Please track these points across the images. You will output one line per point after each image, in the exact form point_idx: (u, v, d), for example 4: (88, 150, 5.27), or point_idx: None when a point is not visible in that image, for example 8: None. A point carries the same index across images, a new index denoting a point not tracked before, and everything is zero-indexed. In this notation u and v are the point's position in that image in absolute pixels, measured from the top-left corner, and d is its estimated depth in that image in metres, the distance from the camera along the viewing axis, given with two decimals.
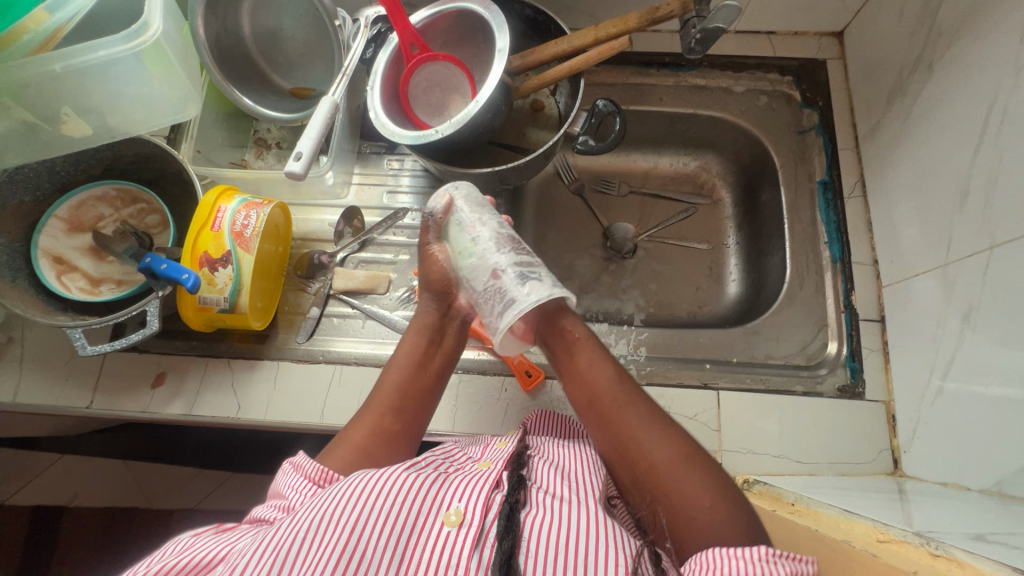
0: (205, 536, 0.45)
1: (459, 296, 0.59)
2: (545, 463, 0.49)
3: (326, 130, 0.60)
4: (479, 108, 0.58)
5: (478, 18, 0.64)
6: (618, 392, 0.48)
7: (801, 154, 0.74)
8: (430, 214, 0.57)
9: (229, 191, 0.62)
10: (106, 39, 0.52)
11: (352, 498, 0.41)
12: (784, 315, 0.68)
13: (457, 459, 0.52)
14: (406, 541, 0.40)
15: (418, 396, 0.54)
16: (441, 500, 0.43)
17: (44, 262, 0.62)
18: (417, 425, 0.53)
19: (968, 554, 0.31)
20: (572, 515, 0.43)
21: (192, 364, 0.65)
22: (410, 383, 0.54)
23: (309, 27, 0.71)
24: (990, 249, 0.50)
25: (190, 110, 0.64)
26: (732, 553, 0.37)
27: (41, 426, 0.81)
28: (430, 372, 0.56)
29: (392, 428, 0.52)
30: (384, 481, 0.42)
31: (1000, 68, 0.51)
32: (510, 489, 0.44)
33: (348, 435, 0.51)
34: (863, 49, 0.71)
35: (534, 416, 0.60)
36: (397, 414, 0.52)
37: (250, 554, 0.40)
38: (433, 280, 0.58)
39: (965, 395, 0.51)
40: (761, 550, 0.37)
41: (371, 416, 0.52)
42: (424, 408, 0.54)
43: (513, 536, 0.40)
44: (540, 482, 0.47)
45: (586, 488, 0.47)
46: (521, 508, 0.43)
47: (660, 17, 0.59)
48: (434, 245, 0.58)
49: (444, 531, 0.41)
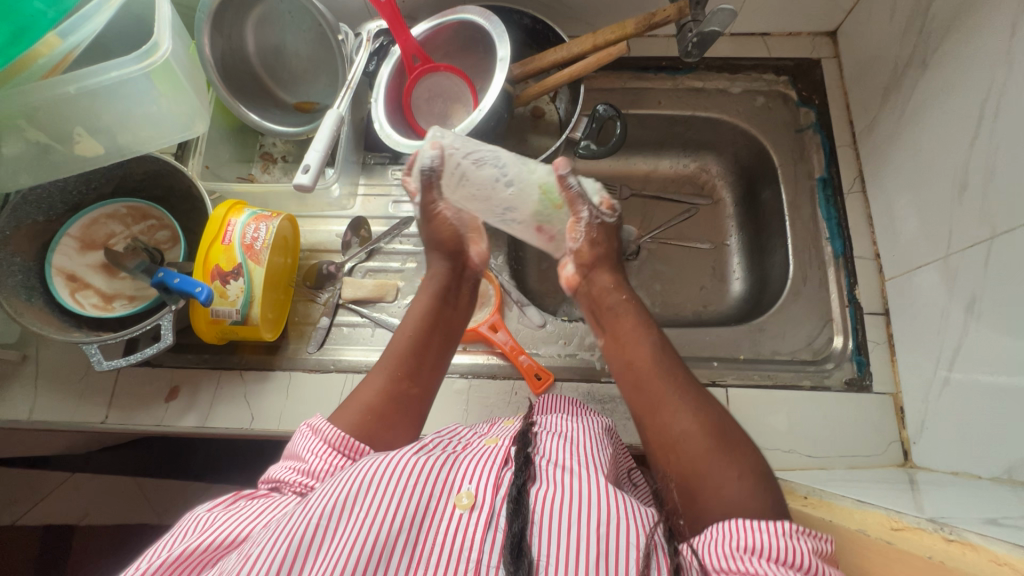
0: (221, 510, 0.46)
1: (471, 253, 0.61)
2: (551, 437, 0.50)
3: (332, 142, 0.61)
4: (481, 117, 0.60)
5: (479, 29, 0.65)
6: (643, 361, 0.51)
7: (799, 152, 0.75)
8: (427, 169, 0.54)
9: (239, 205, 0.64)
10: (118, 60, 0.53)
11: (364, 484, 0.41)
12: (789, 312, 0.68)
13: (465, 436, 0.53)
14: (419, 524, 0.41)
15: (434, 358, 0.55)
16: (452, 482, 0.43)
17: (58, 280, 0.62)
18: (432, 391, 0.54)
19: (982, 537, 0.31)
20: (579, 489, 0.43)
21: (205, 377, 0.66)
22: (423, 347, 0.54)
23: (312, 42, 0.72)
24: (990, 239, 0.51)
25: (197, 127, 0.65)
26: (755, 526, 0.38)
27: (53, 444, 0.82)
28: (444, 329, 0.57)
29: (409, 392, 0.52)
30: (392, 465, 0.43)
31: (994, 63, 0.52)
32: (517, 469, 0.44)
33: (358, 398, 0.51)
34: (856, 48, 0.72)
35: (542, 399, 0.60)
36: (413, 378, 0.53)
37: (264, 542, 0.40)
38: (443, 241, 0.59)
39: (972, 384, 0.52)
40: (785, 527, 0.38)
41: (384, 378, 0.52)
42: (437, 370, 0.55)
43: (523, 518, 0.40)
44: (545, 453, 0.47)
45: (593, 460, 0.47)
46: (529, 486, 0.43)
47: (657, 23, 0.62)
48: (444, 206, 0.58)
49: (456, 514, 0.41)
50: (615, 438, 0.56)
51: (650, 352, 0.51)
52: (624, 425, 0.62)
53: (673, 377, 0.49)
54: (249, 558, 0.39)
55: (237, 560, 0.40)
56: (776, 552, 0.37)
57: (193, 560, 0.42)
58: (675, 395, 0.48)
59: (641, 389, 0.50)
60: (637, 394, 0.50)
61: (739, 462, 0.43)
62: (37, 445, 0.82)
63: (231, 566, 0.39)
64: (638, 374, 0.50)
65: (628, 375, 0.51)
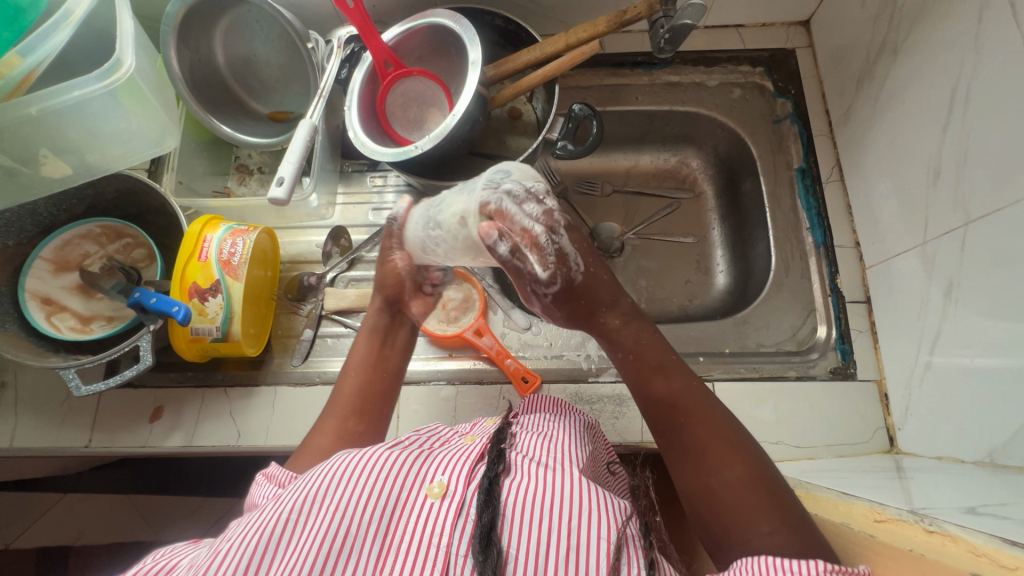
0: (183, 545, 0.44)
1: (413, 303, 0.57)
2: (529, 433, 0.49)
3: (306, 153, 0.60)
4: (456, 121, 0.58)
5: (450, 32, 0.64)
6: (683, 399, 0.47)
7: (777, 143, 0.75)
8: (392, 221, 0.54)
9: (214, 220, 0.63)
10: (80, 79, 0.52)
11: (334, 479, 0.41)
12: (773, 302, 0.69)
13: (444, 435, 0.53)
14: (390, 514, 0.40)
15: (379, 397, 0.56)
16: (425, 473, 0.43)
17: (33, 304, 0.61)
18: (381, 423, 0.55)
19: (960, 528, 0.31)
20: (553, 482, 0.42)
21: (189, 395, 0.65)
22: (368, 385, 0.55)
23: (282, 51, 0.71)
24: (965, 225, 0.51)
25: (167, 143, 0.65)
26: (789, 568, 0.35)
27: (40, 469, 0.80)
28: (386, 367, 0.57)
29: (355, 429, 0.53)
30: (366, 460, 0.42)
31: (962, 47, 0.52)
32: (490, 462, 0.43)
33: (312, 440, 0.52)
34: (829, 37, 0.72)
35: (529, 397, 0.58)
36: (361, 416, 0.54)
37: (235, 537, 0.39)
38: (385, 284, 0.55)
39: (953, 368, 0.52)
40: (818, 565, 0.35)
41: (333, 419, 0.53)
42: (386, 405, 0.56)
43: (492, 509, 0.39)
44: (520, 448, 0.46)
45: (569, 454, 0.46)
46: (502, 478, 0.42)
47: (629, 20, 0.61)
48: (396, 254, 0.54)
49: (427, 503, 0.41)
50: (598, 436, 0.56)
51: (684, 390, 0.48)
52: (613, 424, 0.62)
53: (711, 419, 0.46)
54: (218, 553, 0.39)
55: (206, 555, 0.39)
56: None
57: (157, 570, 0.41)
58: (716, 442, 0.45)
59: (678, 440, 0.47)
60: (671, 437, 0.48)
61: (778, 508, 0.41)
62: (24, 471, 0.80)
63: (200, 560, 0.39)
64: (667, 416, 0.48)
65: (658, 416, 0.48)
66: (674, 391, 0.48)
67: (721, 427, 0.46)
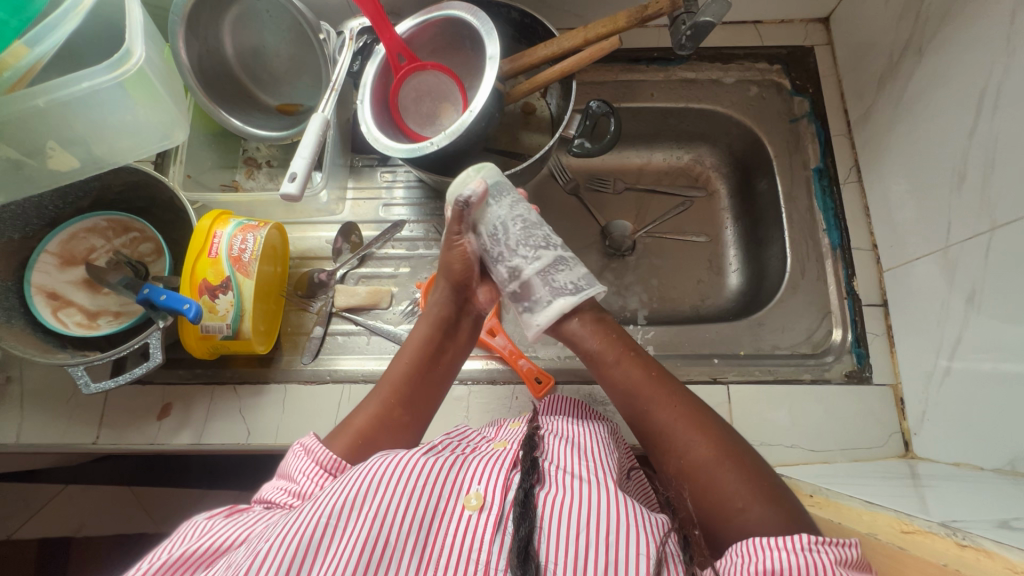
0: (220, 518, 0.44)
1: (478, 291, 0.58)
2: (559, 440, 0.49)
3: (318, 148, 0.59)
4: (473, 118, 0.57)
5: (466, 25, 0.63)
6: (646, 386, 0.49)
7: (794, 142, 0.74)
8: (464, 200, 0.51)
9: (224, 215, 0.62)
10: (88, 70, 0.50)
11: (372, 485, 0.40)
12: (788, 304, 0.68)
13: (473, 439, 0.52)
14: (427, 525, 0.40)
15: (428, 389, 0.54)
16: (461, 482, 0.42)
17: (39, 299, 0.60)
18: (422, 417, 0.54)
19: (995, 543, 0.31)
20: (592, 495, 0.42)
21: (197, 392, 0.64)
22: (419, 375, 0.54)
23: (292, 42, 0.70)
24: (990, 231, 0.51)
25: (176, 135, 0.63)
26: (774, 544, 0.37)
27: (44, 462, 0.79)
28: (441, 360, 0.55)
29: (399, 420, 0.52)
30: (402, 466, 0.42)
31: (992, 50, 0.51)
32: (525, 472, 0.43)
33: (353, 421, 0.51)
34: (850, 35, 0.71)
35: (543, 401, 0.58)
36: (406, 407, 0.52)
37: (273, 537, 0.38)
38: (460, 276, 0.55)
39: (972, 374, 0.52)
40: (802, 540, 0.37)
41: (378, 404, 0.52)
42: (432, 397, 0.54)
43: (529, 523, 0.39)
44: (553, 456, 0.46)
45: (603, 466, 0.45)
46: (538, 489, 0.42)
47: (650, 15, 0.59)
48: (466, 238, 0.54)
49: (465, 515, 0.40)
50: (621, 442, 0.56)
51: (652, 381, 0.49)
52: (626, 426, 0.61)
53: (677, 400, 0.48)
54: (257, 554, 0.38)
55: (245, 556, 0.38)
56: (796, 570, 0.35)
57: (194, 558, 0.41)
58: (685, 420, 0.47)
59: (648, 425, 0.48)
60: (644, 422, 0.49)
61: (751, 485, 0.42)
62: (27, 465, 0.79)
63: (239, 560, 0.38)
64: (637, 403, 0.49)
65: (628, 405, 0.50)
66: (638, 382, 0.49)
67: (685, 405, 0.48)
